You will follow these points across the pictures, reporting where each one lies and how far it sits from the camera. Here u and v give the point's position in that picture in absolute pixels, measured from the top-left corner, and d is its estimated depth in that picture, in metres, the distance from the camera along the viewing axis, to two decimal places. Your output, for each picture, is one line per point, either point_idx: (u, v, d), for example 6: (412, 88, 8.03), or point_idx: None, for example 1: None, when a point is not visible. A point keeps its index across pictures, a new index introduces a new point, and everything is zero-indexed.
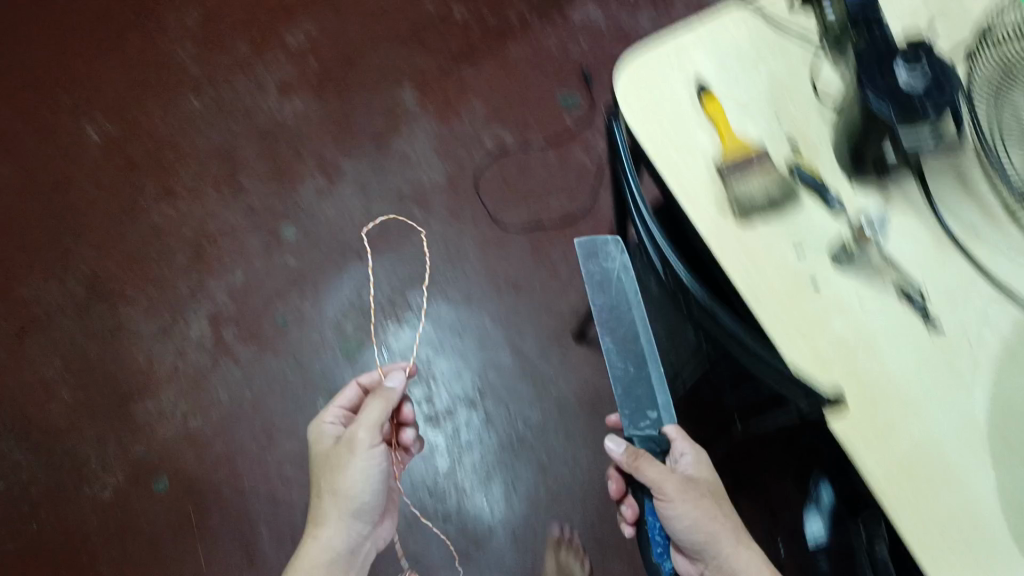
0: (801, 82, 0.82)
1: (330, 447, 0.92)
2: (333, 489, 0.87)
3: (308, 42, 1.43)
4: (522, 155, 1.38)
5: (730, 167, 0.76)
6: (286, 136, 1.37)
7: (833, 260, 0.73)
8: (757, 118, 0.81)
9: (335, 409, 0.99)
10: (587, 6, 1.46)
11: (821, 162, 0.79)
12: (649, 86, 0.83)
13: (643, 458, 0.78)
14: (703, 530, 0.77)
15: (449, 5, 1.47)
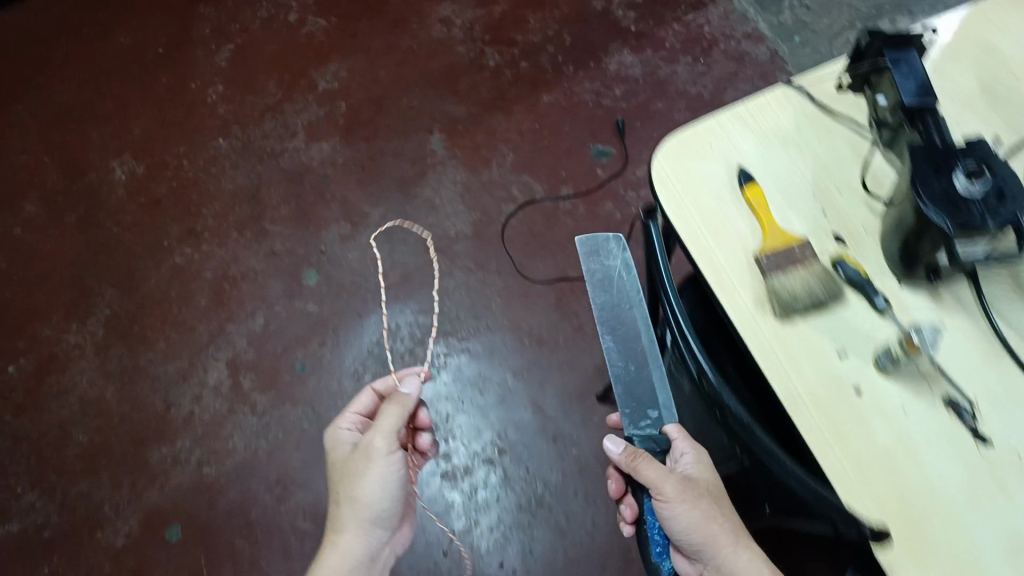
0: (847, 171, 0.79)
1: (347, 454, 0.87)
2: (352, 495, 0.83)
3: (339, 85, 1.44)
4: (550, 205, 1.36)
5: (771, 262, 0.73)
6: (313, 178, 1.36)
7: (878, 365, 0.69)
8: (801, 209, 0.78)
9: (350, 414, 0.95)
10: (621, 55, 1.45)
11: (868, 259, 0.75)
12: (687, 171, 0.80)
13: (641, 459, 0.76)
14: (702, 529, 0.72)
15: (481, 51, 1.47)
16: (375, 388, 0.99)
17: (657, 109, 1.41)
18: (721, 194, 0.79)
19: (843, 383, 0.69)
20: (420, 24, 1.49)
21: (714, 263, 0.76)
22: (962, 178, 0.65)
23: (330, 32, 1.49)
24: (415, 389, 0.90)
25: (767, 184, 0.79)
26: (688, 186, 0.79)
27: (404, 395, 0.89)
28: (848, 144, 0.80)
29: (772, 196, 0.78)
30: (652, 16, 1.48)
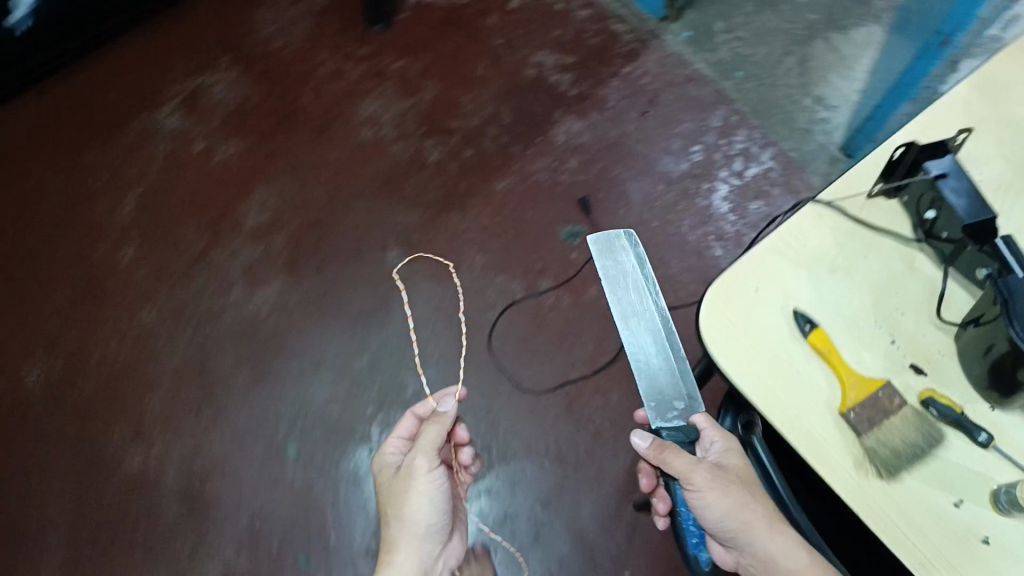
0: (911, 286, 0.67)
1: (393, 472, 0.82)
2: (401, 513, 0.79)
3: (270, 216, 1.30)
4: (534, 302, 1.23)
5: (863, 420, 0.62)
6: (267, 332, 1.22)
7: (1002, 510, 0.59)
8: (875, 341, 0.66)
9: (392, 442, 0.88)
10: (566, 122, 1.34)
11: (957, 384, 0.64)
12: (732, 324, 0.67)
13: (665, 448, 0.71)
14: (733, 514, 0.66)
15: (419, 145, 1.33)
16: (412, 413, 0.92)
17: (618, 174, 1.31)
18: (782, 342, 0.66)
19: (973, 541, 0.59)
20: (345, 129, 1.35)
21: (795, 430, 0.63)
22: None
23: (246, 159, 1.33)
24: (451, 407, 0.83)
25: (826, 320, 0.66)
26: (744, 339, 0.66)
27: (443, 412, 0.83)
28: (901, 251, 0.68)
29: (837, 335, 0.66)
30: (589, 75, 1.37)
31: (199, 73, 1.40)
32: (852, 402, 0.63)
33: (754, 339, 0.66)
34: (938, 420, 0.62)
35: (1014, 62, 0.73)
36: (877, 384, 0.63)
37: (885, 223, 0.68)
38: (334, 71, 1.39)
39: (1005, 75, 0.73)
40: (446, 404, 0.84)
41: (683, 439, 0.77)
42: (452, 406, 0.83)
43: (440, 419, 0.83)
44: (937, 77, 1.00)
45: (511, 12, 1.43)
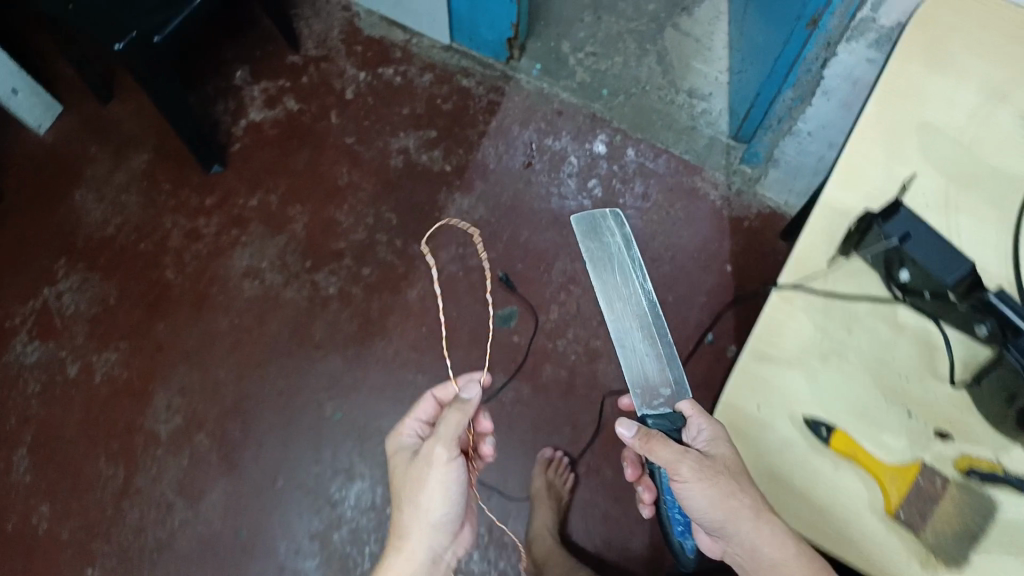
0: (902, 348, 0.62)
1: (411, 462, 0.73)
2: (415, 504, 0.70)
3: (183, 418, 1.15)
4: (495, 404, 1.14)
5: (919, 515, 0.55)
6: (229, 545, 1.08)
7: None
8: (893, 421, 0.60)
9: (411, 424, 0.79)
10: (455, 201, 1.24)
11: (985, 440, 0.59)
12: (748, 453, 0.60)
13: (652, 439, 0.66)
14: (717, 503, 0.60)
15: (311, 281, 1.20)
16: (436, 395, 0.81)
17: (525, 238, 1.23)
18: (805, 455, 0.59)
19: None
20: (224, 293, 1.20)
21: (852, 551, 0.56)
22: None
23: (131, 366, 1.17)
24: (473, 394, 0.72)
25: (839, 413, 0.60)
26: (767, 468, 0.59)
27: (467, 402, 0.71)
28: (880, 312, 0.63)
29: (855, 428, 0.60)
30: (459, 143, 1.28)
31: (39, 287, 1.20)
32: (898, 501, 0.56)
33: (776, 462, 0.59)
34: (990, 489, 0.57)
35: (903, 79, 0.72)
36: (915, 470, 0.57)
37: (854, 287, 0.64)
38: (187, 231, 1.24)
39: (905, 83, 0.72)
40: (471, 391, 0.72)
41: (670, 427, 0.74)
42: (475, 394, 0.72)
43: (463, 408, 0.71)
44: (816, 58, 0.97)
45: (351, 101, 1.30)
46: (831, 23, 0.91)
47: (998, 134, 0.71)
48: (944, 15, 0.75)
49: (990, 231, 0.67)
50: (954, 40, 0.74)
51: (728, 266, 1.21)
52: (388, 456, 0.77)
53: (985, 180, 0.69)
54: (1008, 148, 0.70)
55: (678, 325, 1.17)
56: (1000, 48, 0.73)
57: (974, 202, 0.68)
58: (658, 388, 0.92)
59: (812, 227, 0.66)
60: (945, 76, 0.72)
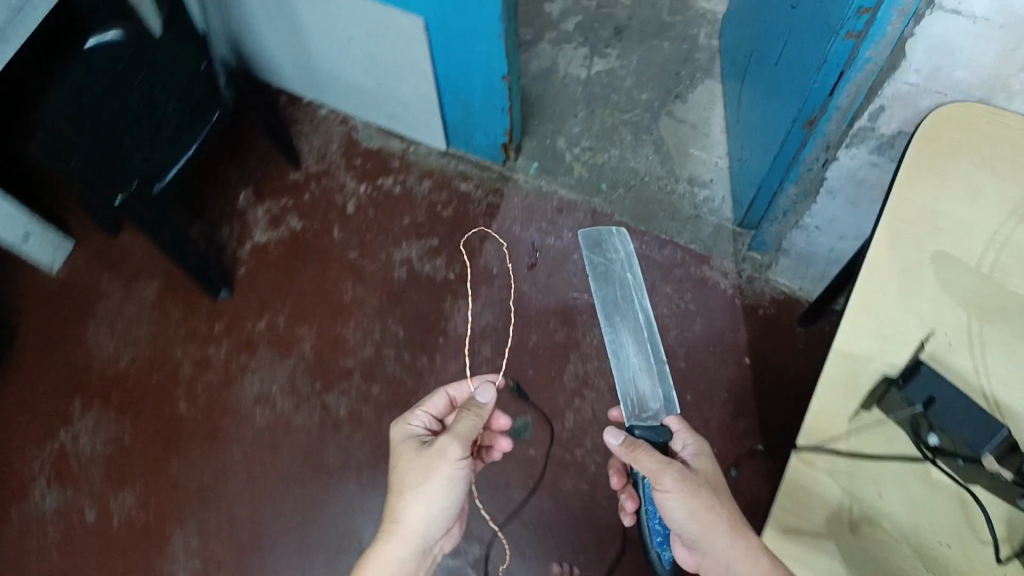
0: (940, 511, 0.60)
1: (423, 450, 0.78)
2: (421, 491, 0.75)
3: (200, 561, 1.06)
4: (517, 522, 1.11)
5: None
6: None
7: None
8: None
9: (421, 415, 0.85)
10: (463, 309, 1.21)
11: None
12: None
13: (642, 447, 0.75)
14: (694, 514, 0.70)
15: (322, 404, 1.14)
16: (449, 390, 0.88)
17: (534, 343, 1.20)
18: None
19: None
20: (238, 424, 1.13)
21: None
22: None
23: (147, 510, 1.09)
24: (488, 397, 0.80)
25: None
26: None
27: (483, 405, 0.79)
28: (911, 471, 0.62)
29: None
30: (463, 249, 1.26)
31: (54, 432, 1.14)
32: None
33: None
34: None
35: (914, 206, 0.70)
36: None
37: (883, 444, 0.62)
38: (197, 360, 1.18)
39: (913, 207, 0.70)
40: (484, 394, 0.80)
41: (656, 439, 0.82)
42: (490, 395, 0.80)
43: (479, 412, 0.79)
44: (816, 158, 0.94)
45: (352, 215, 1.29)
46: (829, 126, 0.87)
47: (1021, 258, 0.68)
48: (952, 128, 0.71)
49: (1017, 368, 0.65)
50: (963, 154, 0.70)
51: (745, 357, 1.18)
52: (394, 446, 0.82)
53: (1007, 311, 0.67)
54: None
55: (698, 426, 1.13)
56: (1013, 160, 0.70)
57: (998, 336, 0.66)
58: (647, 402, 0.94)
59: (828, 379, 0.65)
60: (959, 201, 0.69)
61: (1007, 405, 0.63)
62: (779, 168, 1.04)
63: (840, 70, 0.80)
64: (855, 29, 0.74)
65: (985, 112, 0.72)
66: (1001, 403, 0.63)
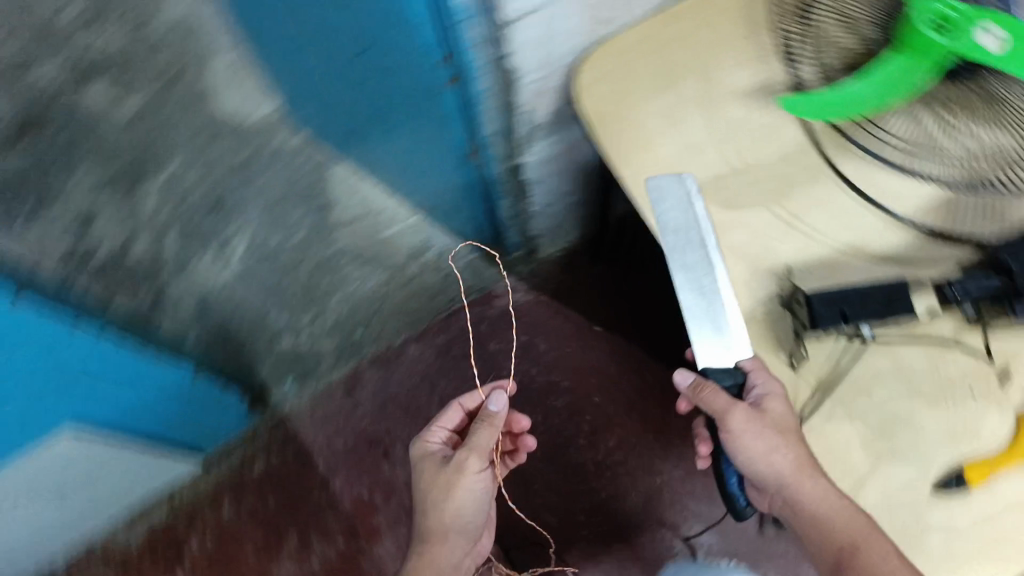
0: (914, 360, 0.61)
1: (444, 465, 0.75)
2: (439, 514, 0.73)
3: None
4: None
5: None
6: None
7: None
8: (969, 415, 0.60)
9: (437, 429, 0.80)
10: (378, 552, 1.15)
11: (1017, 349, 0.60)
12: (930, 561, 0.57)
13: (710, 384, 0.63)
14: (759, 455, 0.62)
15: None
16: (462, 402, 0.83)
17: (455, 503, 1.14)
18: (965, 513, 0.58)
19: None
20: None
21: None
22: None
23: None
24: (500, 405, 0.75)
25: (946, 454, 0.59)
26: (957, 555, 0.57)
27: (496, 416, 0.74)
28: (868, 358, 0.61)
29: (963, 452, 0.59)
30: (321, 514, 1.16)
31: None
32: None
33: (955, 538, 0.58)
34: None
35: (644, 171, 0.66)
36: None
37: (841, 357, 0.61)
38: None
39: (650, 175, 0.66)
40: (495, 403, 0.75)
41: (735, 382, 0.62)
42: (502, 402, 0.75)
43: (494, 422, 0.74)
44: (502, 174, 0.91)
45: None
46: (493, 147, 0.84)
47: (743, 128, 0.67)
48: (599, 89, 0.68)
49: (841, 208, 0.65)
50: (631, 102, 0.68)
51: (596, 325, 1.19)
52: (418, 455, 0.79)
53: (788, 176, 0.66)
54: (762, 132, 0.67)
55: (625, 410, 1.15)
56: (663, 69, 0.69)
57: (802, 197, 0.65)
58: (721, 349, 0.62)
59: (753, 357, 0.61)
60: (660, 133, 0.67)
61: (858, 241, 0.64)
62: (479, 191, 0.99)
63: (459, 96, 0.72)
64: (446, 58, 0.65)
65: (605, 54, 0.69)
66: (864, 248, 0.64)
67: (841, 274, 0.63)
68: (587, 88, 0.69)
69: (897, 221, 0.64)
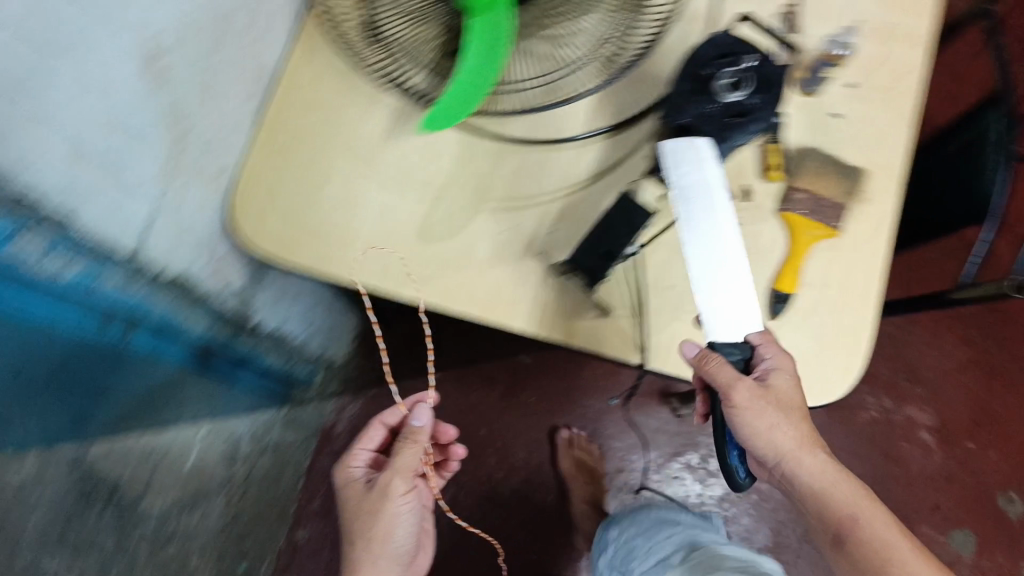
0: (680, 234, 0.65)
1: (367, 491, 0.71)
2: (362, 543, 0.69)
3: None
4: None
5: (832, 222, 0.63)
6: None
7: (806, 104, 0.66)
8: (749, 244, 0.65)
9: (359, 450, 0.76)
10: None
11: (740, 169, 0.65)
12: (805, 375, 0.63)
13: (716, 355, 0.56)
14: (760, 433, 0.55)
15: None
16: (383, 419, 0.77)
17: None
18: (799, 321, 0.64)
19: (842, 121, 0.66)
20: None
21: (870, 277, 0.63)
22: (721, 81, 0.56)
23: None
24: (425, 420, 0.68)
25: (756, 284, 0.64)
26: (817, 355, 0.63)
27: (418, 432, 0.69)
28: (653, 262, 0.64)
29: (767, 276, 0.64)
30: None
31: None
32: (830, 229, 0.63)
33: (807, 345, 0.63)
34: (792, 162, 0.65)
35: (363, 265, 0.65)
36: (801, 227, 0.64)
37: (629, 276, 0.64)
38: None
39: (372, 262, 0.64)
40: (419, 418, 0.68)
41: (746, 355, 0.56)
42: (427, 417, 0.68)
43: (417, 439, 0.69)
44: (250, 347, 0.86)
45: None
46: (223, 338, 0.79)
47: (408, 160, 0.66)
48: (267, 225, 0.64)
49: (536, 163, 0.67)
50: (303, 214, 0.65)
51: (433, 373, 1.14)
52: (343, 487, 0.74)
53: (476, 172, 0.67)
54: (426, 152, 0.67)
55: (511, 422, 1.12)
56: (305, 164, 0.65)
57: (499, 179, 0.67)
58: (731, 331, 0.57)
59: (571, 337, 0.64)
60: (347, 223, 0.65)
61: (566, 178, 0.67)
62: (249, 373, 0.93)
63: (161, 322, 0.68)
64: (102, 314, 0.60)
65: (246, 191, 0.64)
66: (576, 179, 0.67)
67: (578, 213, 0.66)
68: (254, 232, 0.64)
69: (583, 143, 0.67)
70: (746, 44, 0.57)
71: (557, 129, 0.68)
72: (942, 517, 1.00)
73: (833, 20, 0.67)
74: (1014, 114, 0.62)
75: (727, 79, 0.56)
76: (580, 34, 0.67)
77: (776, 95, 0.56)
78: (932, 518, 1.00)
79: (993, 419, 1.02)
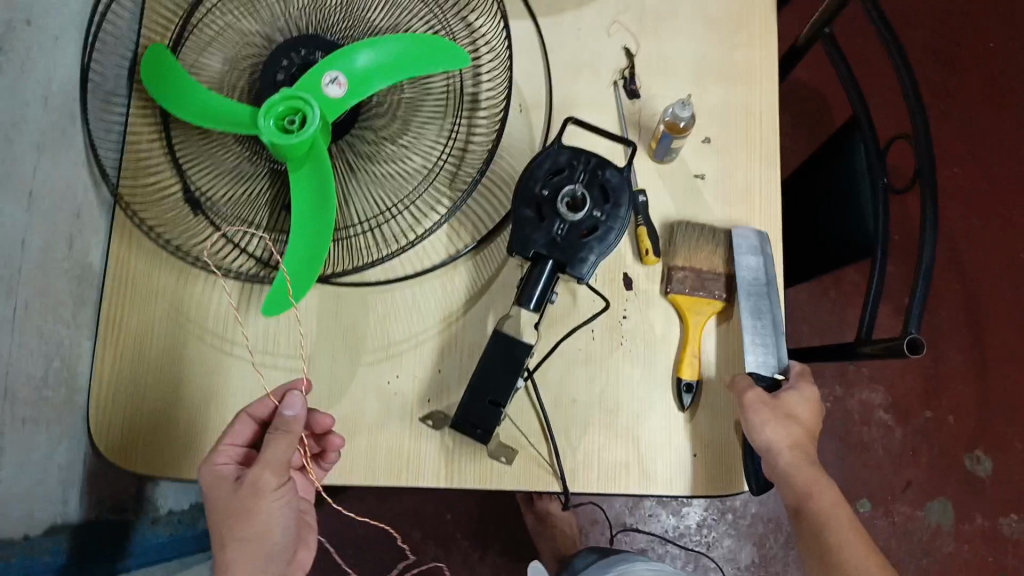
0: (577, 342, 0.61)
1: (235, 490, 0.53)
2: (231, 546, 0.52)
3: None
4: None
5: (722, 294, 0.60)
6: None
7: (664, 173, 0.62)
8: (643, 334, 0.61)
9: (223, 447, 0.55)
10: None
11: (616, 261, 0.62)
12: (734, 457, 0.60)
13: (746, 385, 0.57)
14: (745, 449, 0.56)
15: None
16: (251, 409, 0.56)
17: None
18: (713, 404, 0.60)
19: (710, 185, 0.62)
20: None
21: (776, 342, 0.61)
22: (560, 202, 0.52)
23: None
24: (300, 410, 0.52)
25: (661, 376, 0.60)
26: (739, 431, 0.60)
27: (294, 424, 0.51)
28: (551, 378, 0.60)
29: (669, 365, 0.60)
30: None
31: None
32: (721, 302, 0.60)
33: (728, 425, 0.60)
34: (667, 241, 0.61)
35: None
36: (695, 304, 0.60)
37: (531, 401, 0.60)
38: None
39: None
40: (292, 407, 0.52)
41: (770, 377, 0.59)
42: (303, 407, 0.52)
43: (292, 434, 0.52)
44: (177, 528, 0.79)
45: None
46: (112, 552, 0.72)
47: (270, 333, 0.62)
48: (133, 440, 0.60)
49: (407, 302, 0.62)
50: (170, 418, 0.61)
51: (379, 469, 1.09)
52: (206, 490, 0.54)
53: (346, 327, 0.62)
54: (287, 320, 0.62)
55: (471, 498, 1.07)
56: (158, 361, 0.61)
57: (372, 329, 0.62)
58: (765, 355, 0.59)
59: (483, 479, 0.59)
60: (222, 416, 0.61)
61: (440, 309, 0.62)
62: None
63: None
64: None
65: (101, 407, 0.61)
66: (452, 307, 0.62)
67: (461, 344, 0.62)
68: (121, 453, 0.60)
69: (449, 267, 0.63)
70: (582, 155, 0.53)
71: (421, 260, 0.63)
72: (918, 490, 0.99)
73: (673, 79, 0.64)
74: (878, 141, 0.57)
75: (567, 196, 0.53)
76: (414, 159, 0.62)
77: (623, 205, 0.52)
78: (909, 494, 0.99)
79: (944, 382, 1.01)
